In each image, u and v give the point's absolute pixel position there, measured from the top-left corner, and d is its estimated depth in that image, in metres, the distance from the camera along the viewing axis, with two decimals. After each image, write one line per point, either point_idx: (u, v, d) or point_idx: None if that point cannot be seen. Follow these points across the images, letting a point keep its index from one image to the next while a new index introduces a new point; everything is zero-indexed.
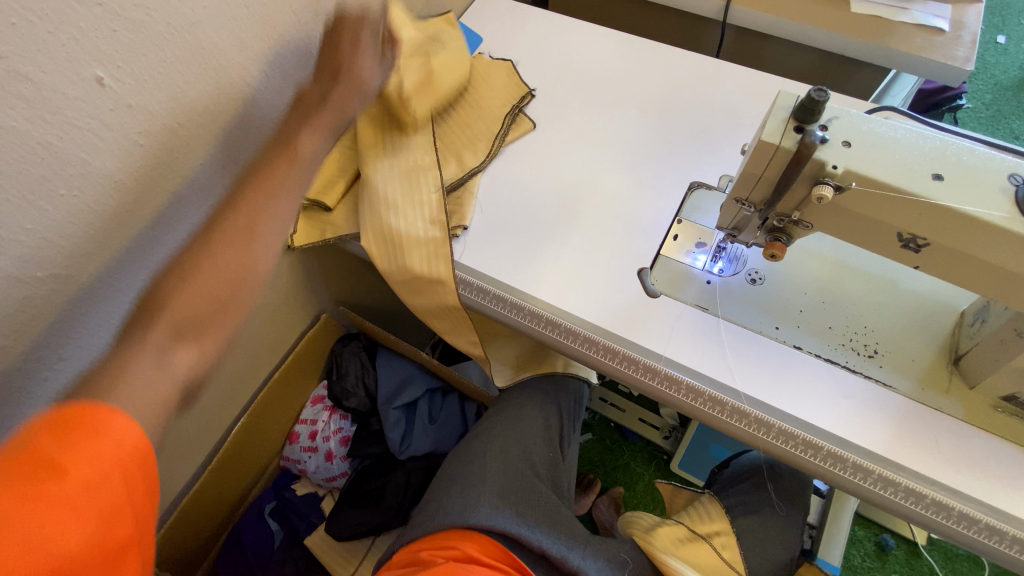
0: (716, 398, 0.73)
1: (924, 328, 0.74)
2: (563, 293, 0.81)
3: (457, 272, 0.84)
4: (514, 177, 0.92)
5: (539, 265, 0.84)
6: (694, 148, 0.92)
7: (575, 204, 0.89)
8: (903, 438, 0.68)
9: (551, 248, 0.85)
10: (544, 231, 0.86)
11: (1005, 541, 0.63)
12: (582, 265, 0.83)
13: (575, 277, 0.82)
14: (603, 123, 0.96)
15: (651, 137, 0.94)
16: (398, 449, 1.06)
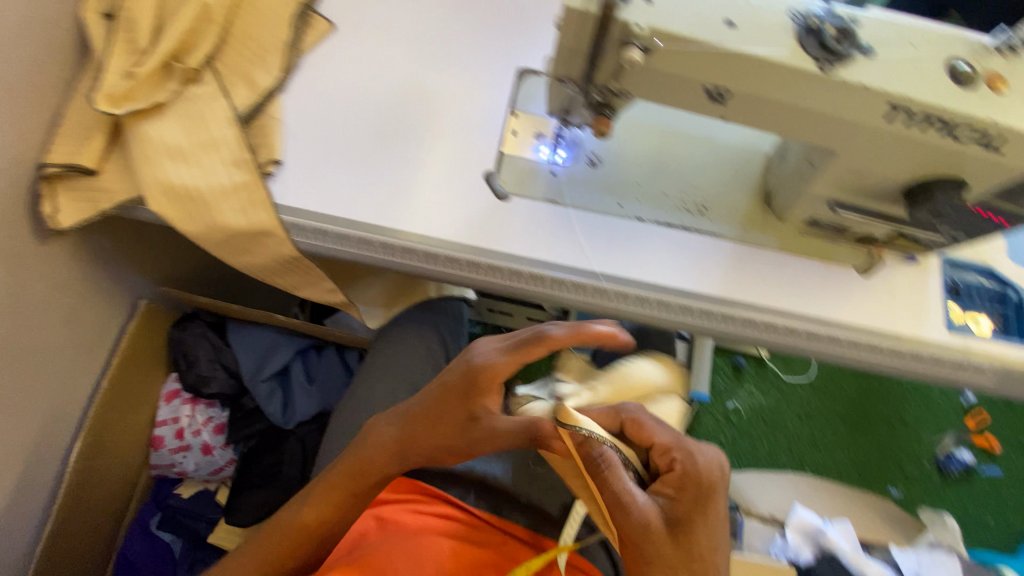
0: (579, 284, 0.75)
1: (739, 175, 0.82)
2: (410, 214, 0.75)
3: (289, 219, 0.74)
4: (322, 96, 0.80)
5: (377, 189, 0.76)
6: (512, 30, 0.87)
7: (400, 113, 0.80)
8: (734, 277, 0.77)
9: (384, 168, 0.77)
10: (371, 151, 0.77)
11: (819, 339, 0.76)
12: (422, 180, 0.77)
13: (417, 194, 0.76)
14: (410, 15, 0.85)
15: (466, 23, 0.86)
16: (282, 419, 0.98)
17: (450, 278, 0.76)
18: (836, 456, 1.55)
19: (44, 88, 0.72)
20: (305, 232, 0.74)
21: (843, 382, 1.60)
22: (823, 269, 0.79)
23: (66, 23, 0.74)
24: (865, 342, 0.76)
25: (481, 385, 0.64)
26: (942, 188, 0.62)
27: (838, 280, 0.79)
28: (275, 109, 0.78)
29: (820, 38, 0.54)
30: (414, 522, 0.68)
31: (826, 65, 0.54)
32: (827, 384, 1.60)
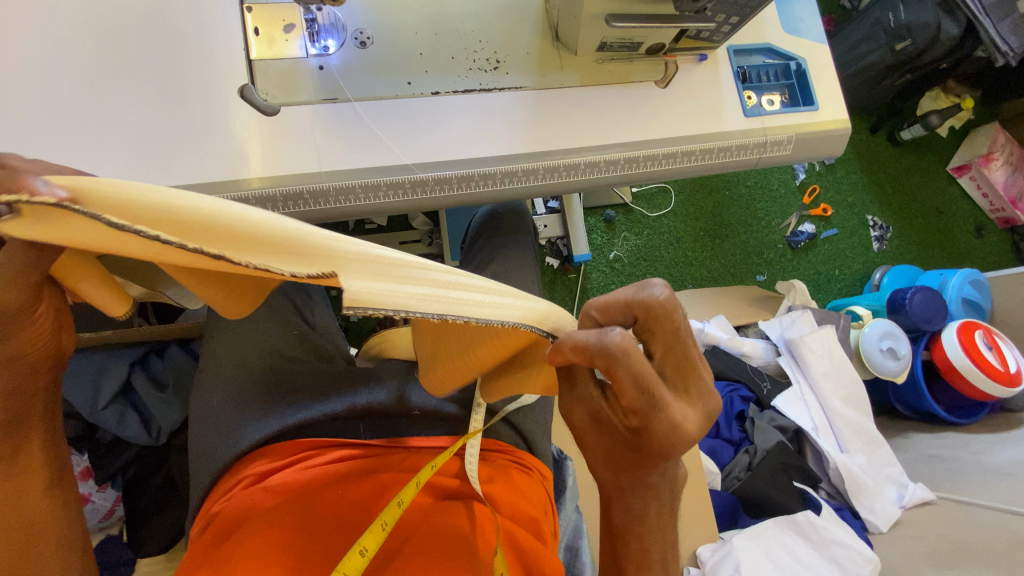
0: (393, 182, 0.70)
1: (521, 15, 0.76)
2: (166, 167, 0.65)
3: None
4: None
5: (119, 152, 0.64)
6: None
7: (107, 50, 0.66)
8: (546, 125, 0.75)
9: (109, 124, 0.64)
10: (85, 110, 0.64)
11: (640, 162, 0.77)
12: (171, 127, 0.66)
13: (169, 144, 0.65)
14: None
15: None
16: (150, 437, 0.87)
17: None
18: (711, 266, 1.72)
19: None
20: None
21: (702, 201, 1.74)
22: (629, 91, 0.79)
23: None
24: (680, 149, 0.79)
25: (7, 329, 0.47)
26: None
27: (645, 96, 0.79)
28: None
29: None
30: (309, 475, 0.63)
31: None
32: (687, 207, 1.72)
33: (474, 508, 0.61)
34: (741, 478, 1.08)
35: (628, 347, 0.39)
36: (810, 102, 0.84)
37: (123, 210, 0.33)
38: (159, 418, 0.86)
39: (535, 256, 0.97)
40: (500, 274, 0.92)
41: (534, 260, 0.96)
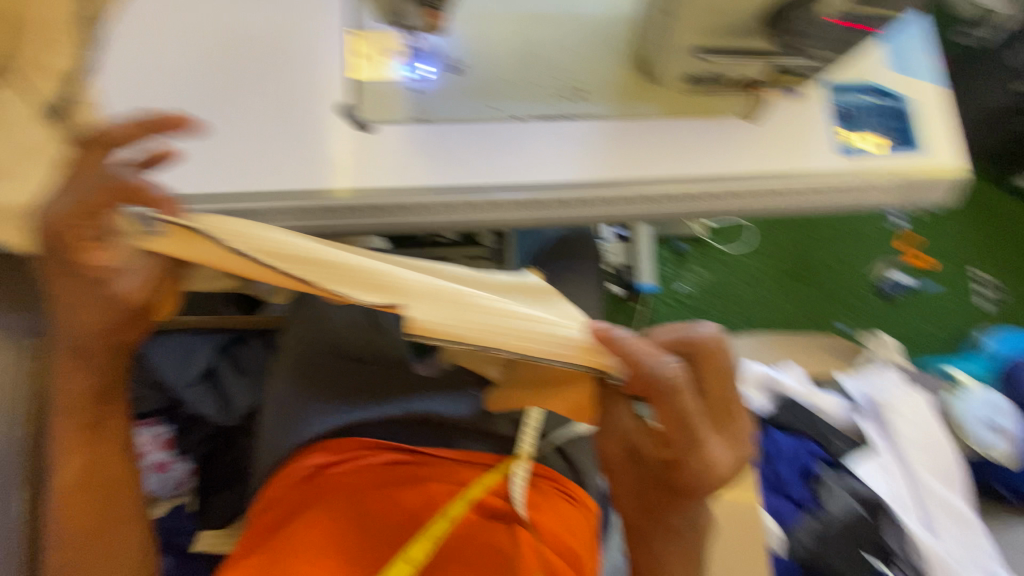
0: (469, 202, 0.72)
1: (608, 47, 0.78)
2: (269, 173, 0.71)
3: None
4: (138, 65, 0.72)
5: (232, 157, 0.71)
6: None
7: (233, 64, 0.74)
8: (624, 154, 0.75)
9: (227, 130, 0.72)
10: (209, 117, 0.72)
11: (720, 197, 0.76)
12: (277, 138, 0.72)
13: (274, 152, 0.72)
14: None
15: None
16: (226, 417, 0.93)
17: (341, 231, 0.73)
18: (791, 310, 1.61)
19: None
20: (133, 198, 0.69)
21: (784, 240, 1.66)
22: (713, 124, 0.77)
23: None
24: (764, 187, 0.76)
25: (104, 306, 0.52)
26: None
27: (729, 130, 0.77)
28: (88, 93, 0.70)
29: None
30: (363, 476, 0.65)
31: None
32: (768, 245, 1.65)
33: (516, 534, 0.61)
34: (806, 545, 0.99)
35: (677, 379, 0.48)
36: (914, 145, 0.79)
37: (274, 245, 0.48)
38: (235, 398, 0.93)
39: (600, 283, 0.96)
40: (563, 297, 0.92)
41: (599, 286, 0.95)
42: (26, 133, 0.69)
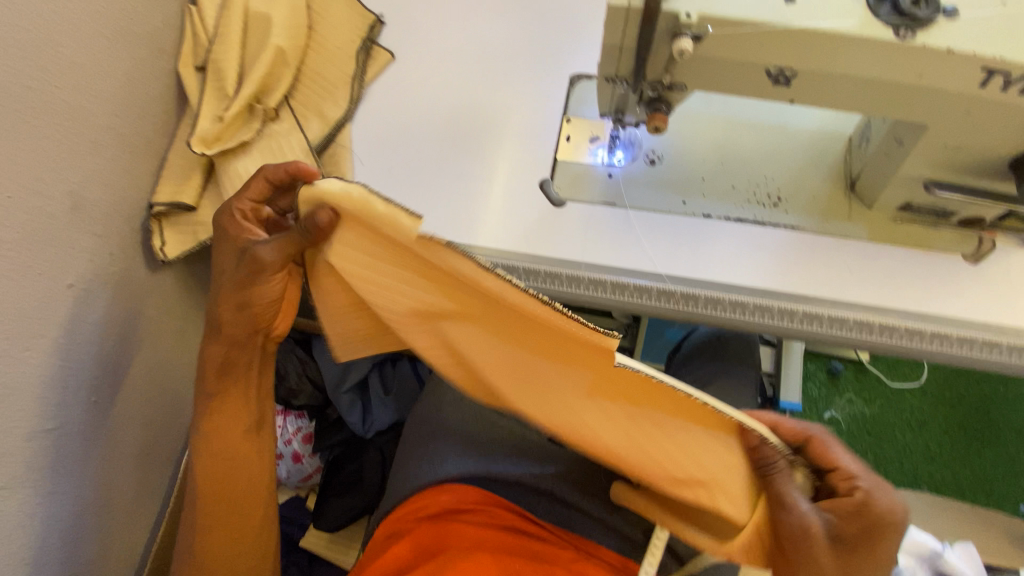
0: (641, 287, 0.73)
1: (814, 161, 0.76)
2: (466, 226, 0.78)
3: None
4: (384, 117, 0.84)
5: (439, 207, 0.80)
6: (561, 41, 0.86)
7: (462, 129, 0.82)
8: (816, 272, 0.71)
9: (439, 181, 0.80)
10: (431, 169, 0.80)
11: (924, 338, 0.68)
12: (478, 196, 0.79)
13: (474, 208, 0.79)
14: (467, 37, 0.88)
15: (520, 38, 0.87)
16: (362, 429, 1.02)
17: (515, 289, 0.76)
18: (955, 472, 1.44)
19: (150, 137, 0.80)
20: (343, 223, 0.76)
21: (960, 389, 1.50)
22: (925, 258, 0.71)
23: (166, 77, 0.82)
24: (980, 338, 0.68)
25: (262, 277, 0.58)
26: None
27: (944, 269, 0.70)
28: (343, 138, 0.83)
29: (896, 3, 0.49)
30: (487, 535, 0.67)
31: (903, 31, 0.49)
32: (941, 388, 1.50)
33: None
34: None
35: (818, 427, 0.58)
36: None
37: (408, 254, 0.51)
38: (375, 414, 1.02)
39: (754, 394, 0.90)
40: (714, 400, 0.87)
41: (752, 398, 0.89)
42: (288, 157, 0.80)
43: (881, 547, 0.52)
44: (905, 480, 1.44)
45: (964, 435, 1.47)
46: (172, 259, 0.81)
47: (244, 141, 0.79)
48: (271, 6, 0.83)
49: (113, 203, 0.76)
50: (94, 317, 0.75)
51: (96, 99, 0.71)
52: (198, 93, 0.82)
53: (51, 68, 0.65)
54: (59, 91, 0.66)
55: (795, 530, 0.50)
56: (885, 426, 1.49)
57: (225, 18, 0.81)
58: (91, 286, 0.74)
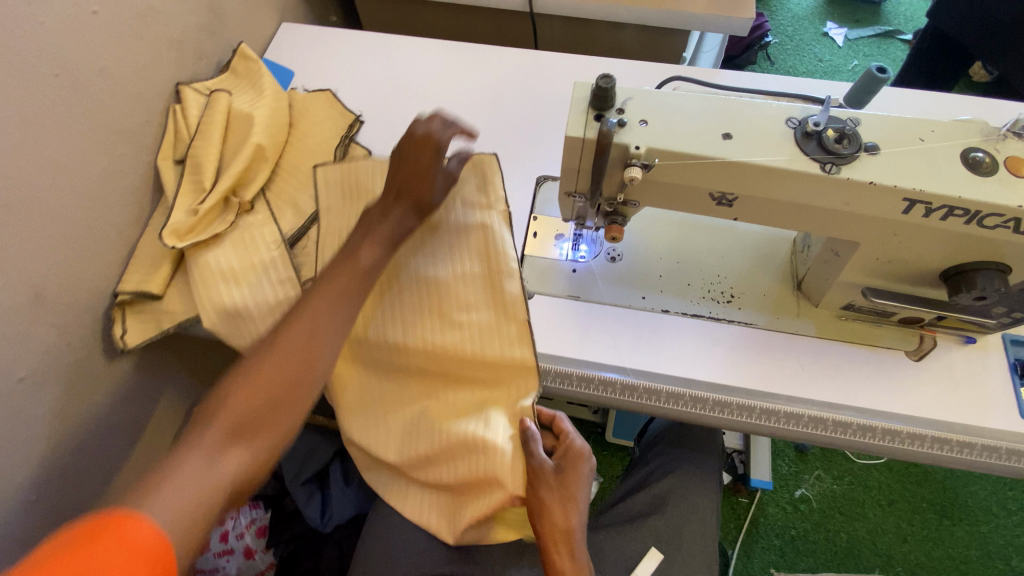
0: (604, 380, 0.74)
1: (764, 262, 0.81)
2: None
3: None
4: None
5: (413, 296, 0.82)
6: (531, 141, 0.92)
7: None
8: (770, 368, 0.74)
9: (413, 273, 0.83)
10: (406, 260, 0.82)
11: (878, 435, 0.70)
12: None
13: None
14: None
15: (492, 138, 0.93)
16: (321, 523, 0.96)
17: None
18: (927, 551, 1.44)
19: (122, 227, 0.81)
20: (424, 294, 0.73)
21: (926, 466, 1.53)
22: (871, 355, 0.75)
23: (144, 169, 0.84)
24: (930, 434, 0.70)
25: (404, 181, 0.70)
26: (982, 273, 0.59)
27: (888, 365, 0.74)
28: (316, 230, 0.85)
29: (820, 141, 0.54)
30: None
31: (829, 166, 0.54)
32: (907, 466, 1.52)
33: None
34: None
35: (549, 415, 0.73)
36: None
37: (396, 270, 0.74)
38: (335, 508, 0.97)
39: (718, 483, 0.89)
40: (678, 490, 0.86)
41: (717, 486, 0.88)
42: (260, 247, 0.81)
43: (570, 473, 0.69)
44: (877, 561, 1.43)
45: (932, 512, 1.48)
46: (131, 348, 0.79)
47: (216, 233, 0.80)
48: (254, 107, 0.88)
49: (75, 294, 0.75)
50: (37, 410, 0.72)
51: (70, 192, 0.73)
52: (175, 184, 0.83)
53: (26, 166, 0.66)
54: (31, 187, 0.67)
55: (544, 467, 0.66)
56: (854, 503, 1.49)
57: (208, 115, 0.85)
58: (39, 377, 0.72)
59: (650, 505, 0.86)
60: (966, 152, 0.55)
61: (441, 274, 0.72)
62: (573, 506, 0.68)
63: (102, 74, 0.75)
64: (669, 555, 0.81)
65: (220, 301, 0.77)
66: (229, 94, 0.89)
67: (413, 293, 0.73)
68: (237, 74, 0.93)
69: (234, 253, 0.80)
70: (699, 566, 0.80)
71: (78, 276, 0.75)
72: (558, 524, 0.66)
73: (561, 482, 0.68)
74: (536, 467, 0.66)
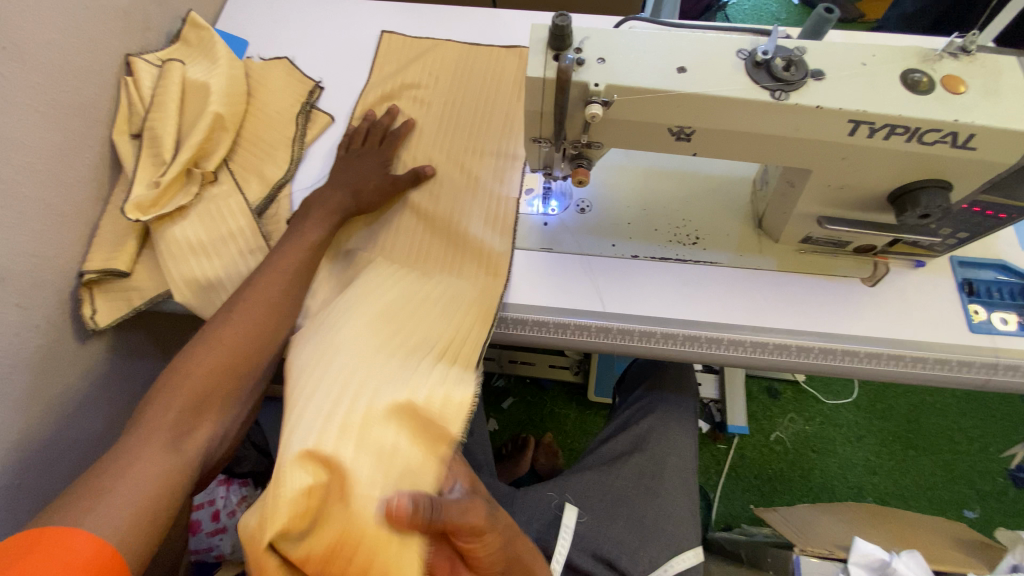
0: (580, 325, 0.76)
1: (728, 204, 0.84)
2: (417, 138, 0.88)
3: (322, 167, 0.87)
4: (324, 177, 0.86)
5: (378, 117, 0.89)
6: (492, 97, 0.92)
7: (414, 108, 0.91)
8: (734, 301, 0.77)
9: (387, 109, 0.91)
10: (379, 109, 0.90)
11: (836, 355, 0.75)
12: (425, 121, 0.89)
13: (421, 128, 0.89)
14: (401, 94, 0.92)
15: (454, 96, 0.92)
16: None
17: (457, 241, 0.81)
18: (895, 479, 1.54)
19: (81, 205, 0.79)
20: (435, 132, 0.89)
21: (890, 400, 1.62)
22: (830, 284, 0.79)
23: (100, 145, 0.81)
24: (885, 352, 0.75)
25: (434, 84, 0.93)
26: (925, 191, 0.62)
27: (845, 292, 0.79)
28: (284, 198, 0.84)
29: (770, 69, 0.56)
30: None
31: (779, 93, 0.56)
32: (872, 401, 1.62)
33: None
34: None
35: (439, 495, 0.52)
36: None
37: (436, 109, 0.91)
38: None
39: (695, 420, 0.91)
40: (657, 429, 0.88)
41: (695, 426, 0.90)
42: (227, 216, 0.80)
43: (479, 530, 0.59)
44: (849, 492, 1.52)
45: (898, 443, 1.57)
46: (102, 326, 0.78)
47: (181, 205, 0.78)
48: (211, 76, 0.86)
49: (40, 274, 0.73)
50: (11, 394, 0.71)
51: (25, 169, 0.71)
52: (134, 159, 0.81)
53: None
54: None
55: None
56: (825, 441, 1.57)
57: (163, 86, 0.83)
58: (11, 361, 0.71)
59: (631, 445, 0.87)
60: (906, 73, 0.58)
61: (466, 149, 0.87)
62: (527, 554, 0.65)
63: (46, 45, 0.72)
64: (652, 490, 0.82)
65: (188, 270, 0.77)
66: (183, 64, 0.87)
67: (436, 159, 0.86)
68: (189, 44, 0.90)
69: (201, 225, 0.79)
70: (682, 499, 0.82)
71: (41, 256, 0.73)
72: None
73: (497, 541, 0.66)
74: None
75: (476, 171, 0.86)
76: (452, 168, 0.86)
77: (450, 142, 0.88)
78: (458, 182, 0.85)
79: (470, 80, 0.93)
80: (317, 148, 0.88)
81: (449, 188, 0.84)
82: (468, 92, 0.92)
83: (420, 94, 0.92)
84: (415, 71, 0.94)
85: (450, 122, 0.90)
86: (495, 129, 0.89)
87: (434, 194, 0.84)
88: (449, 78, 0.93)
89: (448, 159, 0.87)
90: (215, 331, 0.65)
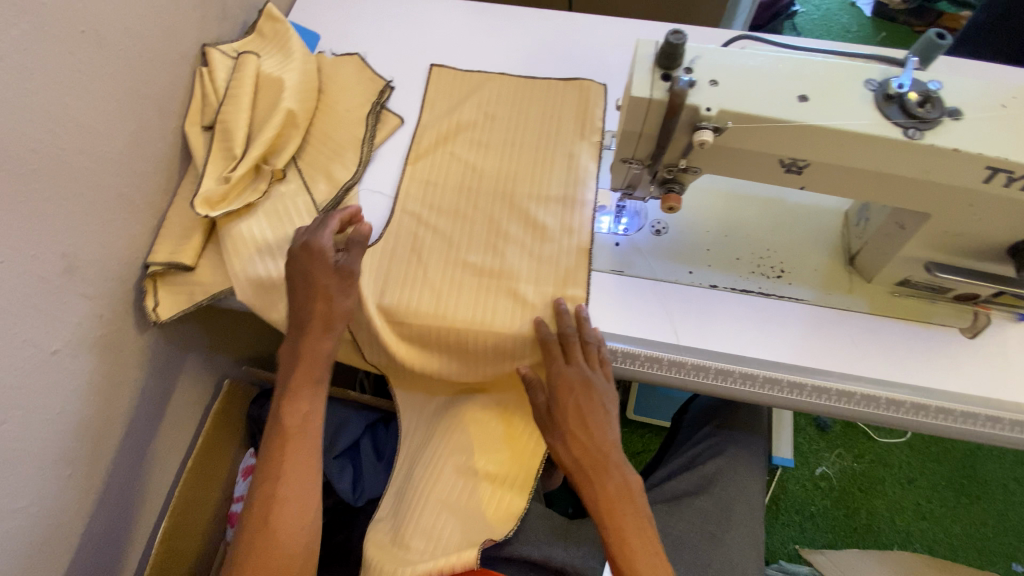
0: (652, 356, 0.72)
1: (815, 237, 0.79)
2: (488, 146, 0.85)
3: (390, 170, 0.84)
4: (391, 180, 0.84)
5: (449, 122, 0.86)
6: (558, 122, 0.87)
7: (486, 114, 0.87)
8: (819, 343, 0.72)
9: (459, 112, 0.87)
10: (450, 113, 0.87)
11: (931, 413, 0.69)
12: (497, 128, 0.86)
13: (492, 135, 0.85)
14: (460, 133, 0.86)
15: (521, 116, 0.87)
16: (352, 497, 0.95)
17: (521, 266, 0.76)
18: (946, 528, 1.45)
19: (150, 195, 0.78)
20: (507, 139, 0.85)
21: (946, 443, 1.53)
22: (926, 333, 0.73)
23: (171, 135, 0.81)
24: (986, 413, 0.68)
25: (507, 89, 0.89)
26: None
27: (942, 343, 0.73)
28: (351, 199, 0.82)
29: (902, 104, 0.51)
30: None
31: (912, 131, 0.51)
32: (927, 443, 1.53)
33: None
34: None
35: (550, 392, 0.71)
36: None
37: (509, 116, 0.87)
38: (368, 482, 0.96)
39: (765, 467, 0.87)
40: (726, 472, 0.84)
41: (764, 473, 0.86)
42: (294, 216, 0.78)
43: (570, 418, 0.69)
44: (896, 537, 1.44)
45: (952, 490, 1.48)
46: (163, 320, 0.77)
47: (249, 203, 0.77)
48: (284, 70, 0.84)
49: (108, 264, 0.73)
50: (73, 383, 0.71)
51: (100, 158, 0.70)
52: (204, 151, 0.80)
53: (58, 129, 0.64)
54: (63, 153, 0.65)
55: (537, 403, 0.71)
56: (874, 482, 1.49)
57: (237, 78, 0.81)
58: (75, 350, 0.70)
59: (697, 485, 0.83)
60: None
61: (540, 158, 0.83)
62: (602, 426, 0.69)
63: (129, 32, 0.71)
64: (717, 535, 0.78)
65: (254, 267, 0.75)
66: (257, 56, 0.85)
67: (508, 168, 0.83)
68: (263, 36, 0.89)
69: (268, 224, 0.77)
70: (748, 549, 0.78)
71: (110, 246, 0.73)
72: (572, 455, 0.68)
73: (581, 402, 0.69)
74: (532, 404, 0.71)
75: (537, 214, 0.79)
76: (524, 178, 0.82)
77: (523, 150, 0.84)
78: (531, 192, 0.81)
79: (544, 87, 0.90)
80: (385, 150, 0.86)
81: (517, 214, 0.79)
82: (543, 99, 0.89)
83: (493, 99, 0.89)
84: (489, 75, 0.91)
85: (522, 129, 0.86)
86: (561, 161, 0.82)
87: (506, 205, 0.80)
88: (523, 84, 0.90)
89: (521, 169, 0.83)
90: (249, 538, 0.66)
